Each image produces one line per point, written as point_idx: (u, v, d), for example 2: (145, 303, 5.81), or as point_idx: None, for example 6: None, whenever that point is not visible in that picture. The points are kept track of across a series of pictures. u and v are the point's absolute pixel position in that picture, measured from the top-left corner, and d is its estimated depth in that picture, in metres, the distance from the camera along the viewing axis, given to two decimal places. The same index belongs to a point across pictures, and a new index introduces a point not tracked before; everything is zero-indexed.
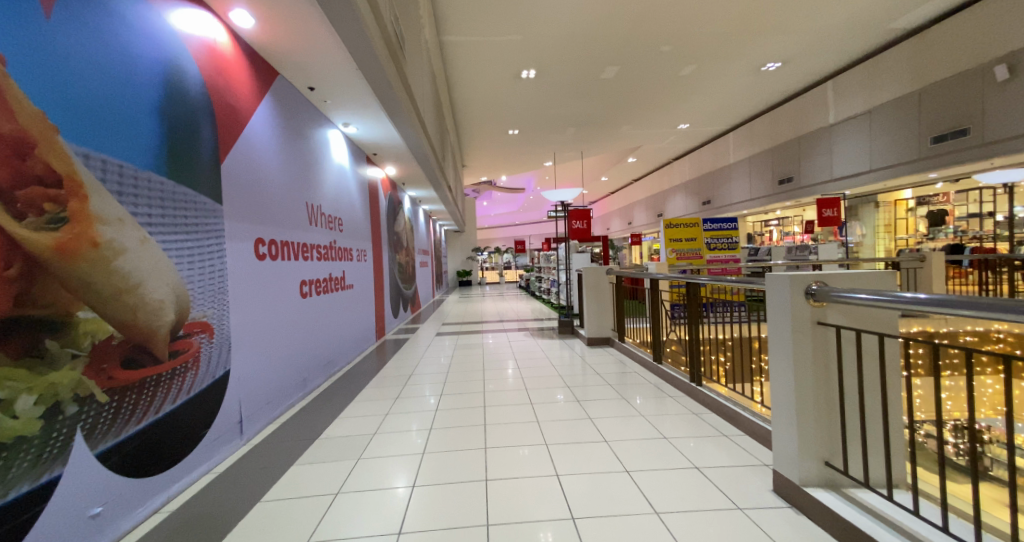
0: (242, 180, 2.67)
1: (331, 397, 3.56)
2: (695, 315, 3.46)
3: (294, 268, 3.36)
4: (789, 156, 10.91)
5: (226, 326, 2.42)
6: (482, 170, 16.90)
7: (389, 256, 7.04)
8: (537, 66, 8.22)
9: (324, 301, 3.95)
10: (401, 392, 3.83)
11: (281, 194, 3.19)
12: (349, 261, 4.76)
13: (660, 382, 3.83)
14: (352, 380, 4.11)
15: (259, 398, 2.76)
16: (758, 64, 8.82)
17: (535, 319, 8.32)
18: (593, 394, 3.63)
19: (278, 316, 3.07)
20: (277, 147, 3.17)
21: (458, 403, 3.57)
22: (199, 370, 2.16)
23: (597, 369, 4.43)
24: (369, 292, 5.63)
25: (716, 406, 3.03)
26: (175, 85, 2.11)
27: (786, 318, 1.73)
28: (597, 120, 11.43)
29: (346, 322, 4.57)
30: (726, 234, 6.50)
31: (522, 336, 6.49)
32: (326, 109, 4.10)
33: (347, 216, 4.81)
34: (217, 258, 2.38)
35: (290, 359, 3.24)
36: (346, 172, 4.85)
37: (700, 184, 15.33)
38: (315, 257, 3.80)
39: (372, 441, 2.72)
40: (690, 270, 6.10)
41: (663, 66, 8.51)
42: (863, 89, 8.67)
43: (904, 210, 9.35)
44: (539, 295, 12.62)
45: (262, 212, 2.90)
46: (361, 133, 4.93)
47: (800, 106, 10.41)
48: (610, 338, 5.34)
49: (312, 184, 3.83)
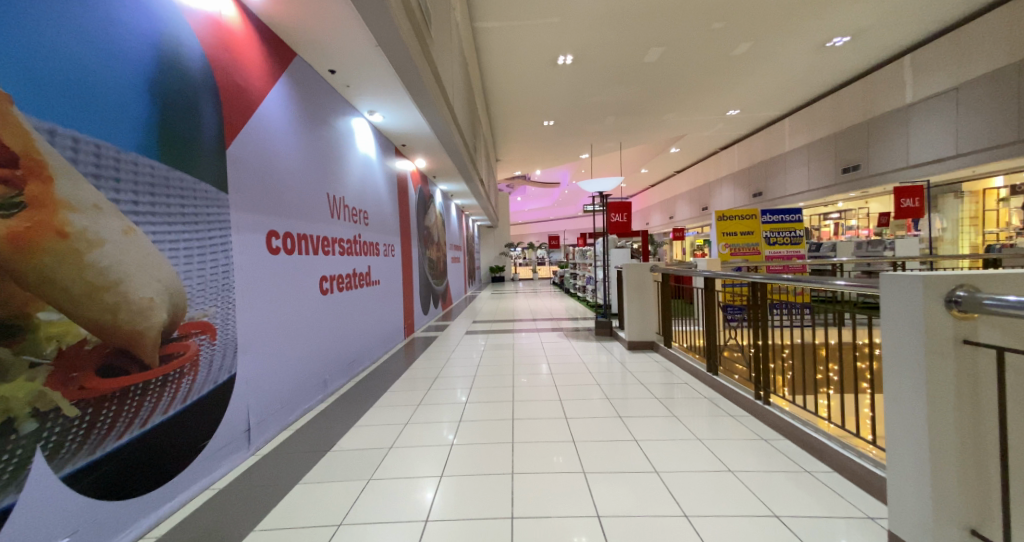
0: (251, 166, 2.45)
1: (351, 400, 3.33)
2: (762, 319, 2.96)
3: (313, 263, 3.16)
4: (855, 141, 9.83)
5: (231, 326, 2.21)
6: (516, 164, 16.57)
7: (420, 251, 6.85)
8: (574, 51, 7.77)
9: (346, 298, 3.74)
10: (426, 396, 3.54)
11: (297, 183, 2.97)
12: (375, 255, 4.55)
13: (714, 397, 3.34)
14: (376, 381, 3.88)
15: (270, 404, 2.55)
16: (823, 39, 7.93)
17: (570, 318, 7.90)
18: (636, 407, 3.22)
19: (293, 315, 2.87)
20: (294, 132, 2.97)
21: (485, 411, 3.21)
22: (197, 376, 1.97)
23: (639, 377, 3.98)
24: (397, 288, 5.43)
25: (789, 431, 2.55)
26: (170, 61, 1.90)
27: (917, 332, 1.26)
28: (638, 108, 10.79)
29: (371, 319, 4.36)
30: (789, 227, 5.76)
31: (556, 336, 6.10)
32: (349, 95, 3.87)
33: (373, 209, 4.60)
34: (222, 251, 2.17)
35: (308, 359, 3.04)
36: (372, 163, 4.64)
37: (750, 174, 14.27)
38: (337, 251, 3.58)
39: (387, 457, 2.43)
40: (744, 268, 5.51)
41: (712, 46, 7.83)
42: (949, 63, 7.59)
43: (993, 200, 8.06)
44: (574, 292, 12.16)
45: (276, 203, 2.69)
46: (388, 122, 4.70)
47: (870, 86, 9.32)
48: (654, 342, 4.83)
49: (333, 174, 3.61)
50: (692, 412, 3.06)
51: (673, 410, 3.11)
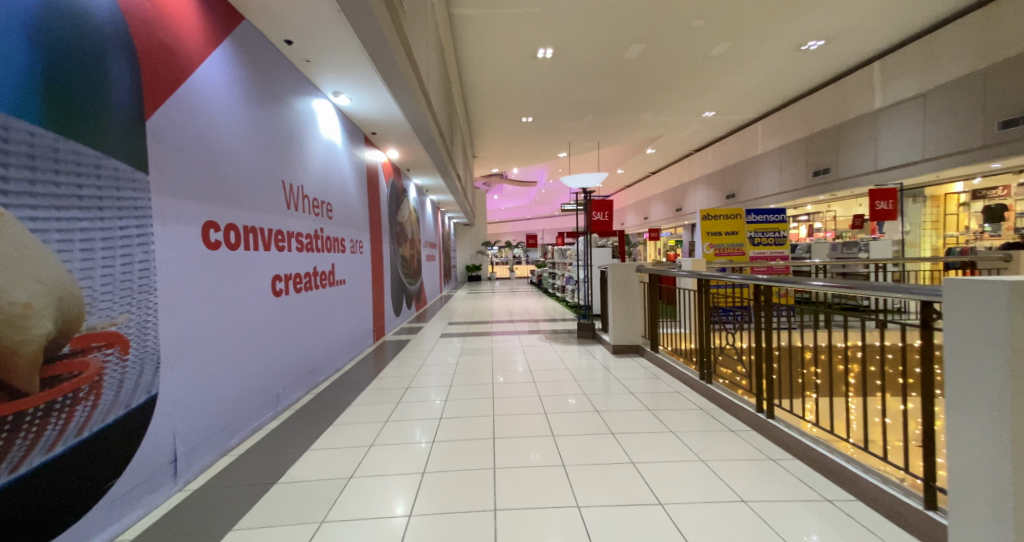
0: (181, 141, 2.04)
1: (309, 415, 2.95)
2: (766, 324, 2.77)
3: (263, 260, 2.75)
4: (825, 145, 10.02)
5: (151, 337, 1.81)
6: (493, 161, 16.25)
7: (391, 248, 6.44)
8: (554, 44, 7.52)
9: (305, 300, 3.33)
10: (395, 410, 3.15)
11: (242, 164, 2.55)
12: (339, 252, 4.13)
13: (708, 408, 3.09)
14: (339, 392, 3.49)
15: (203, 427, 2.13)
16: (798, 42, 8.01)
17: (549, 320, 7.65)
18: (625, 416, 2.95)
19: (237, 321, 2.46)
20: (241, 107, 2.56)
21: (461, 427, 2.84)
22: (101, 399, 1.57)
23: (625, 383, 3.74)
24: (365, 288, 5.01)
25: (799, 447, 2.28)
26: (66, 3, 1.49)
27: (1003, 350, 1.04)
28: (617, 107, 10.69)
29: (333, 322, 3.94)
30: (773, 228, 5.70)
31: (535, 339, 5.83)
32: (310, 72, 3.46)
33: (338, 202, 4.18)
34: (138, 244, 1.76)
35: (254, 371, 2.62)
36: (337, 150, 4.23)
37: (724, 176, 14.47)
38: (293, 246, 3.17)
39: (346, 489, 2.05)
40: (729, 268, 5.39)
41: (691, 45, 7.75)
42: (916, 70, 7.79)
43: (954, 205, 8.31)
44: (552, 293, 11.98)
45: (215, 188, 2.28)
46: (356, 106, 4.30)
47: (841, 91, 9.52)
48: (639, 346, 4.60)
49: (290, 158, 3.19)
50: (685, 423, 2.81)
51: (666, 421, 2.85)
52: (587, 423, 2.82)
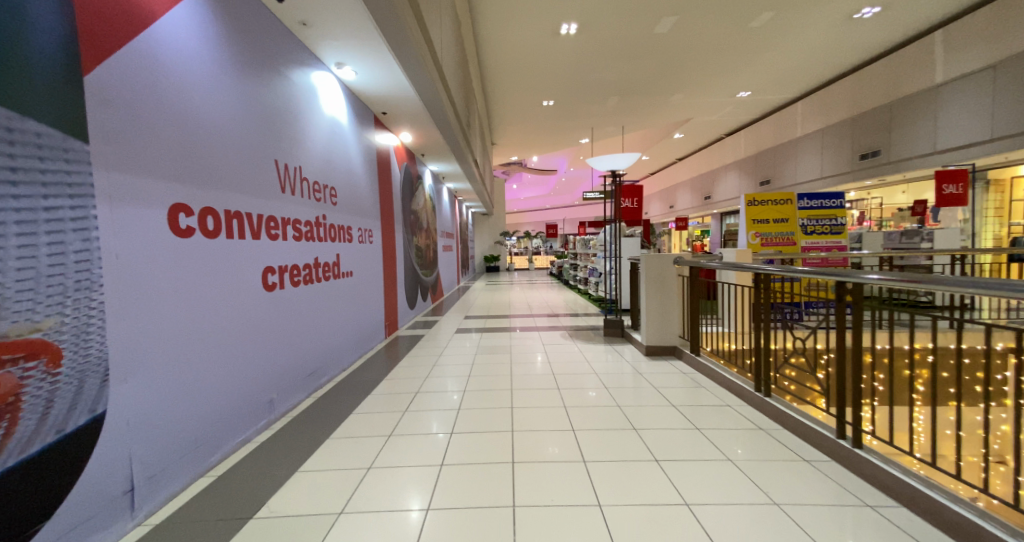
0: (130, 102, 1.66)
1: (306, 423, 2.63)
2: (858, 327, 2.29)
3: (250, 250, 2.40)
4: (875, 125, 9.15)
5: (94, 344, 1.49)
6: (513, 148, 15.78)
7: (405, 238, 6.08)
8: (578, 18, 6.98)
9: (302, 294, 3.00)
10: (398, 422, 2.72)
11: (218, 136, 2.17)
12: (345, 240, 3.78)
13: (767, 425, 2.58)
14: (342, 396, 3.14)
15: (170, 447, 1.82)
16: (850, 10, 7.21)
17: (570, 314, 7.20)
18: (668, 435, 2.46)
19: (215, 322, 2.11)
20: (215, 68, 2.18)
21: (475, 445, 2.40)
22: (17, 427, 1.25)
23: (662, 390, 3.26)
24: (375, 280, 4.67)
25: (902, 489, 1.74)
26: None
27: None
28: (644, 88, 10.05)
29: (337, 319, 3.60)
30: (829, 214, 5.11)
31: (557, 335, 5.41)
32: (307, 38, 3.08)
33: (343, 187, 3.82)
34: (72, 229, 1.43)
35: (238, 378, 2.30)
36: (342, 128, 3.86)
37: (757, 162, 13.61)
38: (288, 234, 2.81)
39: (334, 528, 1.67)
40: (778, 260, 4.83)
41: (730, 15, 7.07)
42: (985, 38, 6.89)
43: (1022, 190, 7.48)
44: (574, 285, 11.50)
45: (182, 164, 1.92)
46: (362, 81, 3.90)
47: (895, 64, 8.63)
48: (675, 346, 4.11)
49: (282, 134, 2.81)
50: (742, 446, 2.30)
51: (718, 444, 2.34)
52: (625, 446, 2.34)
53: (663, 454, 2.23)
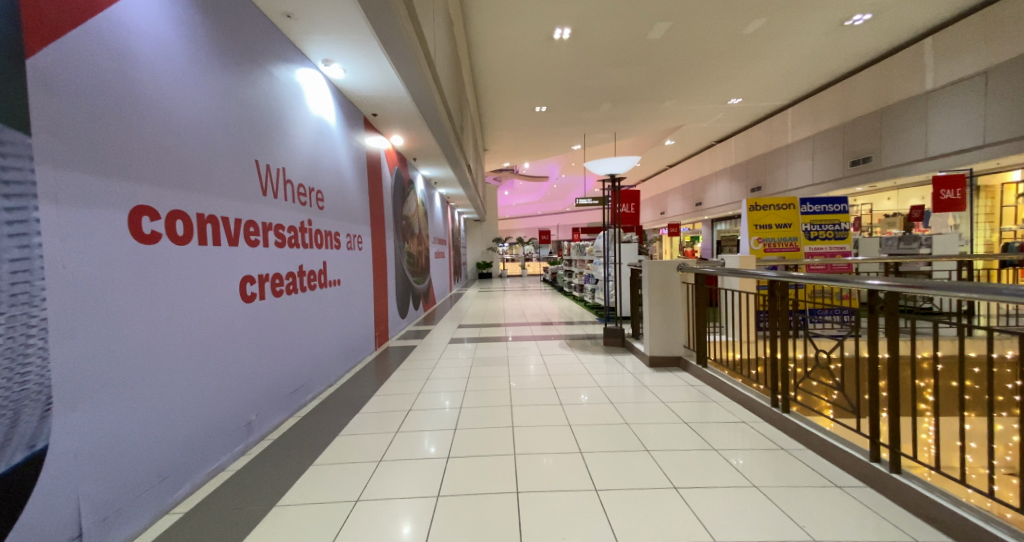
0: (82, 91, 1.46)
1: (288, 446, 2.41)
2: (870, 335, 1.98)
3: (226, 258, 2.20)
4: (865, 132, 9.21)
5: (34, 368, 1.27)
6: (505, 154, 15.67)
7: (396, 244, 5.88)
8: (572, 23, 6.89)
9: (285, 305, 2.79)
10: (389, 445, 2.50)
11: (188, 132, 1.96)
12: (332, 247, 3.57)
13: (788, 446, 2.39)
14: (328, 414, 2.92)
15: (129, 483, 1.60)
16: (842, 17, 7.24)
17: (566, 322, 7.03)
18: (685, 459, 2.28)
19: (184, 338, 1.90)
20: (185, 58, 1.97)
21: (474, 472, 2.19)
22: None
23: (669, 404, 3.07)
24: (364, 289, 4.45)
25: (956, 523, 1.58)
26: None
27: None
28: (637, 94, 10.02)
29: (323, 330, 3.38)
30: (832, 219, 5.03)
31: (554, 344, 5.22)
32: (292, 32, 2.89)
33: (331, 191, 3.62)
34: (8, 232, 1.21)
35: (209, 401, 2.06)
36: (330, 129, 3.66)
37: (748, 168, 13.66)
38: (270, 241, 2.61)
39: None
40: (781, 266, 4.72)
41: (723, 22, 7.04)
42: (973, 45, 6.95)
43: (1012, 196, 7.49)
44: (569, 292, 11.35)
45: (144, 161, 1.71)
46: (351, 80, 3.72)
47: (884, 71, 8.70)
48: (680, 357, 3.96)
49: (263, 133, 2.60)
50: (768, 471, 2.13)
51: (740, 468, 2.16)
52: (641, 471, 2.16)
53: (682, 481, 2.06)
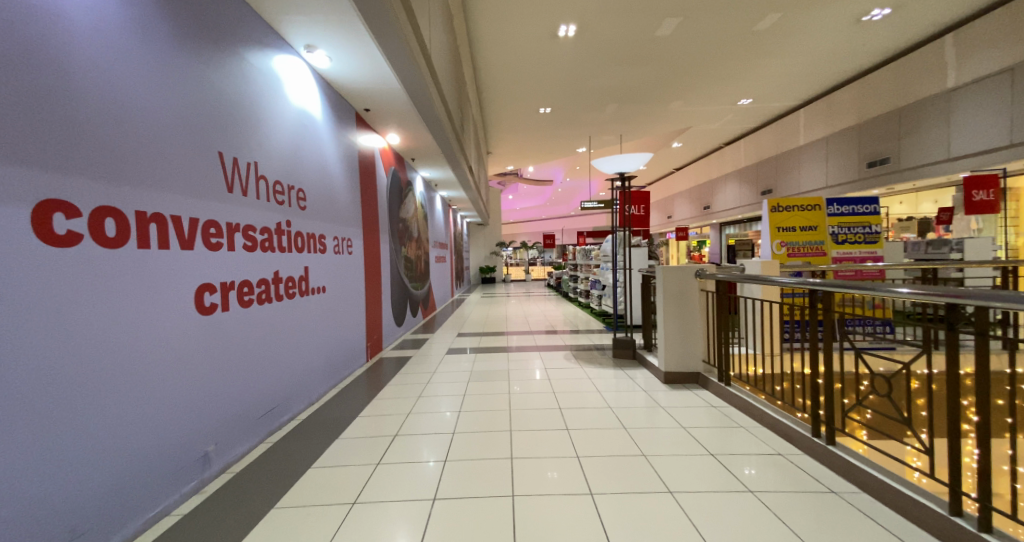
0: None
1: (250, 479, 2.09)
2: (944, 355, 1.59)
3: (178, 265, 1.91)
4: (881, 132, 8.84)
5: None
6: (509, 157, 15.40)
7: (392, 247, 5.60)
8: (577, 19, 6.60)
9: (256, 317, 2.49)
10: (369, 480, 2.09)
11: (122, 112, 1.66)
12: (316, 250, 3.27)
13: (837, 485, 1.94)
14: (304, 437, 2.61)
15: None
16: (859, 12, 6.90)
17: (571, 330, 6.71)
18: (716, 504, 1.82)
19: (114, 359, 1.60)
20: (122, 28, 1.69)
21: (459, 519, 1.75)
22: None
23: (690, 428, 2.66)
24: (354, 296, 4.15)
25: None
26: None
27: None
28: (643, 95, 9.72)
29: (303, 343, 3.07)
30: (861, 221, 4.69)
31: (559, 355, 4.89)
32: (268, 13, 2.61)
33: (315, 190, 3.33)
34: None
35: (147, 433, 1.75)
36: (315, 123, 3.38)
37: (758, 171, 13.31)
38: (237, 245, 2.32)
39: None
40: (806, 272, 4.39)
41: (735, 18, 6.72)
42: (999, 40, 6.56)
43: None
44: (575, 297, 11.05)
45: (57, 148, 1.41)
46: (339, 70, 3.44)
47: (902, 69, 8.33)
48: (698, 372, 3.61)
49: (228, 119, 2.30)
50: (820, 521, 1.67)
51: (782, 515, 1.72)
52: (662, 521, 1.70)
53: (718, 537, 1.59)
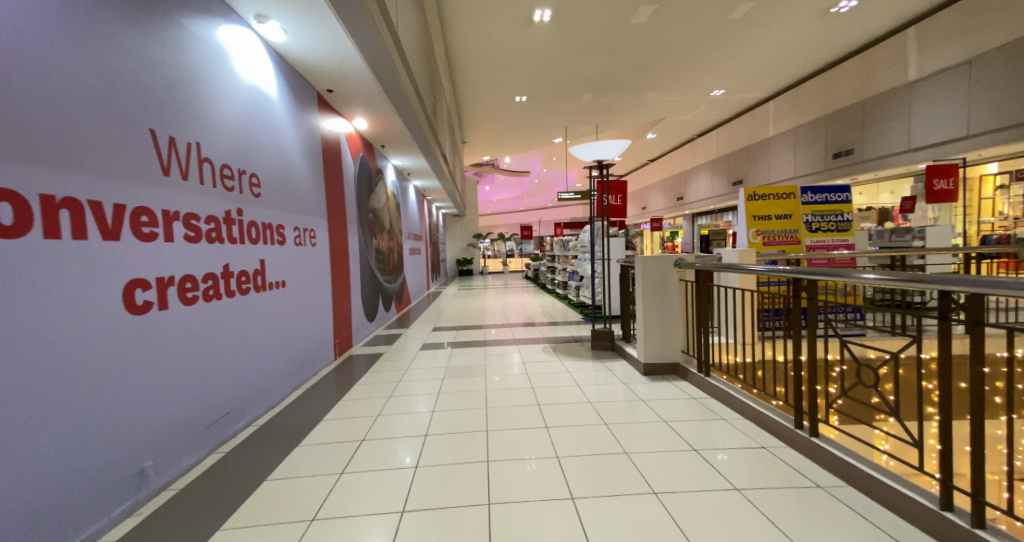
0: None
1: (196, 496, 1.88)
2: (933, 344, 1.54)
3: (99, 258, 1.66)
4: (847, 123, 9.06)
5: None
6: (484, 147, 15.12)
7: (362, 239, 5.33)
8: (552, 4, 6.42)
9: (201, 315, 2.25)
10: (330, 492, 1.91)
11: (28, 77, 1.40)
12: (273, 242, 3.01)
13: (822, 480, 1.89)
14: (261, 445, 2.40)
15: None
16: (829, 3, 6.97)
17: (548, 321, 6.63)
18: (702, 504, 1.73)
19: (20, 371, 1.36)
20: None
21: (429, 532, 1.60)
22: None
23: (671, 422, 2.59)
24: (319, 290, 3.90)
25: None
26: None
27: None
28: (619, 84, 9.64)
29: (260, 342, 2.83)
30: (834, 210, 4.75)
31: (538, 348, 4.77)
32: None
33: (271, 177, 3.07)
34: None
35: (69, 451, 1.51)
36: (270, 103, 3.11)
37: (729, 162, 13.54)
38: (176, 235, 2.07)
39: None
40: (780, 261, 4.42)
41: (709, 6, 6.68)
42: (958, 34, 6.76)
43: (990, 188, 7.35)
44: (553, 288, 10.98)
45: None
46: (296, 45, 3.17)
47: (867, 62, 8.53)
48: (676, 363, 3.56)
49: (163, 93, 2.03)
50: (807, 518, 1.61)
51: (769, 514, 1.65)
52: (647, 524, 1.61)
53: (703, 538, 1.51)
